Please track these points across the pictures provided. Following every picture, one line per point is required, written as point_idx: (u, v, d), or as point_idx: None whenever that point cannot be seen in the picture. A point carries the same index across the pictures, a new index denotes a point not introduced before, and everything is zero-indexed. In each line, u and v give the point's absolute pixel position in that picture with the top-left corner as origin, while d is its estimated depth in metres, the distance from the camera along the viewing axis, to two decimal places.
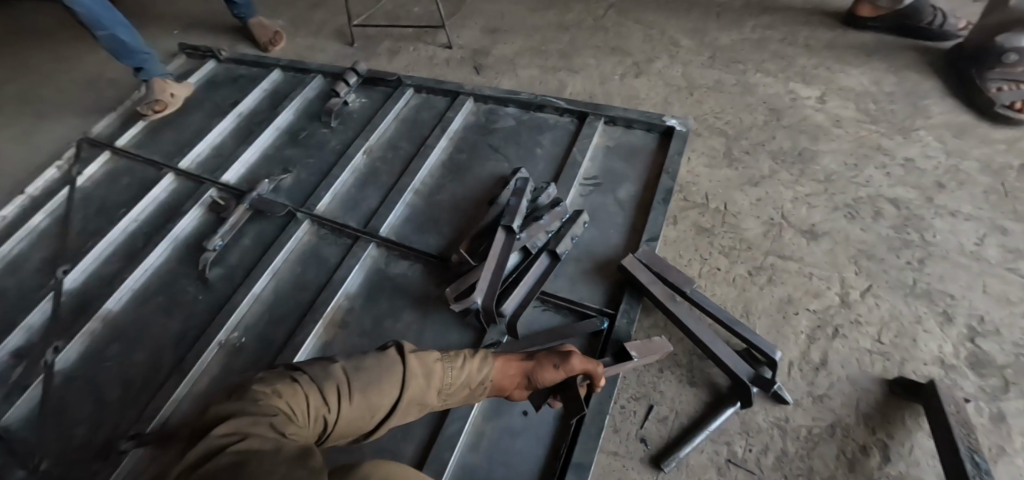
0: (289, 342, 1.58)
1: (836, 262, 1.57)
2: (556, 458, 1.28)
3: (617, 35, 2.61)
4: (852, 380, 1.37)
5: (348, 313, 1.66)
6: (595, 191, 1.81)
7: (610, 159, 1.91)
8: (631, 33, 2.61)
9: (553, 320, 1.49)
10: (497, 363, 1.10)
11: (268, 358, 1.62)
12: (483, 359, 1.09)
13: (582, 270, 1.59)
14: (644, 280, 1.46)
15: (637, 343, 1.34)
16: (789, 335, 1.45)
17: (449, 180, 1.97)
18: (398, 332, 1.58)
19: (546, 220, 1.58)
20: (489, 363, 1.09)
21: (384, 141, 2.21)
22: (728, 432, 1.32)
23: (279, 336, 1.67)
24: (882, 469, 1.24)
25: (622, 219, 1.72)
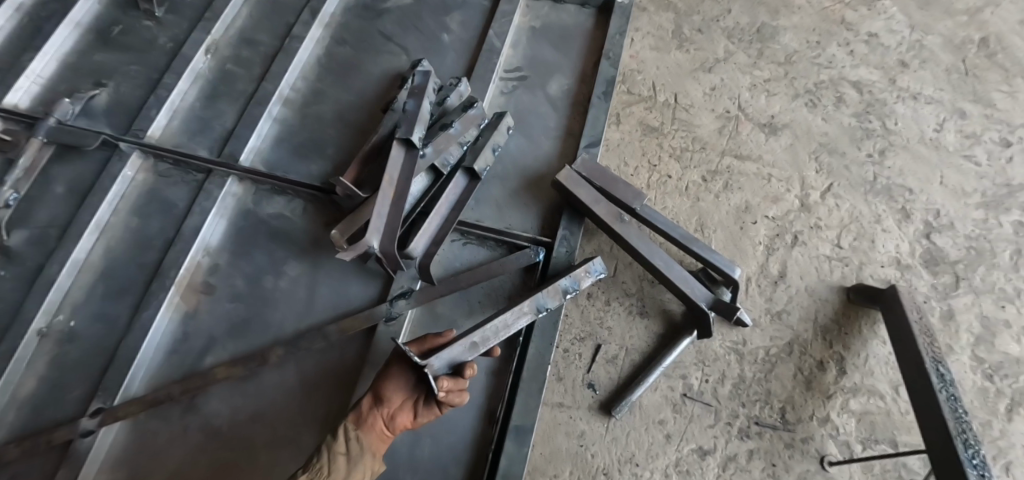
0: (134, 321, 1.17)
1: (796, 159, 1.38)
2: (493, 421, 1.09)
3: None
4: (810, 291, 1.25)
5: (213, 273, 1.26)
6: (521, 87, 1.44)
7: (536, 44, 1.52)
8: None
9: (478, 256, 1.21)
10: (346, 419, 0.91)
11: (112, 343, 1.21)
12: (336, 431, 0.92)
13: (510, 191, 1.28)
14: (586, 198, 1.17)
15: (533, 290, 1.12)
16: (747, 247, 1.27)
17: (330, 83, 1.50)
18: (282, 292, 1.23)
19: (458, 127, 1.20)
20: (342, 424, 0.90)
21: (234, 32, 1.63)
22: (684, 364, 1.18)
23: (123, 312, 1.25)
24: (838, 383, 1.17)
25: (555, 122, 1.39)
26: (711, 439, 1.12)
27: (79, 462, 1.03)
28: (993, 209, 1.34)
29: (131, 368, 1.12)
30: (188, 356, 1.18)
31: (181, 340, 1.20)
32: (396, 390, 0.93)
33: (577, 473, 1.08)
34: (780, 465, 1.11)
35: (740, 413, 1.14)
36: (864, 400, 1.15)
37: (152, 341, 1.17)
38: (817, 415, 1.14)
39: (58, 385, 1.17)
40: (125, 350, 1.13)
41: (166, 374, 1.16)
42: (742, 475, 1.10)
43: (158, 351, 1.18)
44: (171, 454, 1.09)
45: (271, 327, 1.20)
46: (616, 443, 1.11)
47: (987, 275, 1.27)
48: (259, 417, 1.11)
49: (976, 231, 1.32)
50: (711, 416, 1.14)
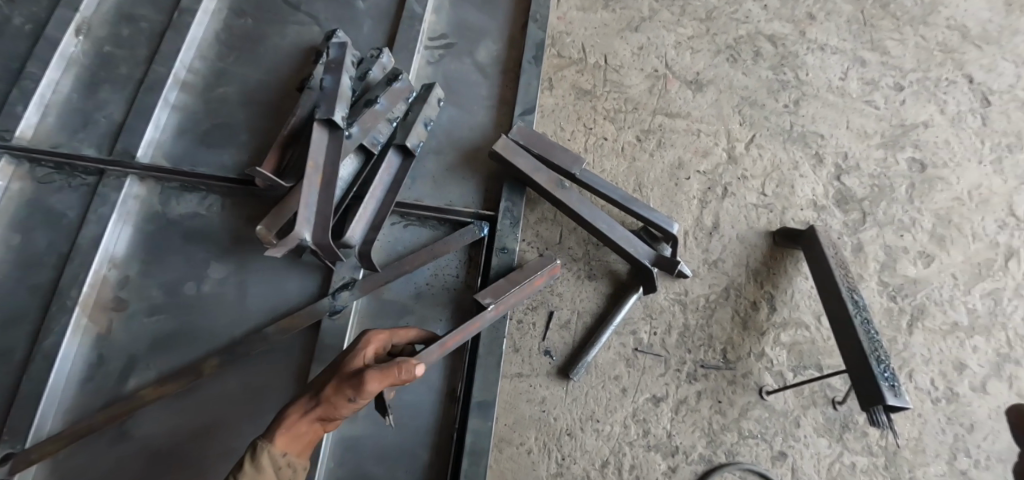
0: (35, 350, 1.04)
1: (722, 113, 1.44)
2: (454, 399, 1.09)
3: None
4: (742, 239, 1.33)
5: (123, 287, 1.13)
6: (447, 55, 1.37)
7: (459, 8, 1.44)
8: None
9: (420, 237, 1.17)
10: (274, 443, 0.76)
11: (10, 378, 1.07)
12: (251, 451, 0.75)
13: (448, 166, 1.24)
14: (525, 167, 1.16)
15: (497, 284, 1.07)
16: (682, 202, 1.32)
17: (233, 61, 1.35)
18: (209, 298, 1.13)
19: (383, 103, 1.13)
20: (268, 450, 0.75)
21: (109, 7, 1.41)
22: (633, 320, 1.22)
23: (17, 342, 1.09)
24: (770, 320, 1.26)
25: (487, 90, 1.34)
26: (663, 386, 1.19)
27: None
28: (891, 148, 1.48)
29: (40, 405, 1.00)
30: (107, 381, 1.06)
31: (96, 364, 1.07)
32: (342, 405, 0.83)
33: (542, 436, 1.12)
34: (725, 401, 1.19)
35: (687, 359, 1.21)
36: (793, 332, 1.26)
37: (61, 371, 1.04)
38: (754, 351, 1.24)
39: None
40: (28, 385, 1.01)
41: (85, 405, 1.04)
42: (693, 415, 1.18)
43: (71, 380, 1.05)
44: None
45: (201, 337, 1.10)
46: (576, 403, 1.15)
47: (888, 208, 1.41)
48: (202, 434, 1.04)
49: (878, 170, 1.45)
50: (662, 365, 1.20)
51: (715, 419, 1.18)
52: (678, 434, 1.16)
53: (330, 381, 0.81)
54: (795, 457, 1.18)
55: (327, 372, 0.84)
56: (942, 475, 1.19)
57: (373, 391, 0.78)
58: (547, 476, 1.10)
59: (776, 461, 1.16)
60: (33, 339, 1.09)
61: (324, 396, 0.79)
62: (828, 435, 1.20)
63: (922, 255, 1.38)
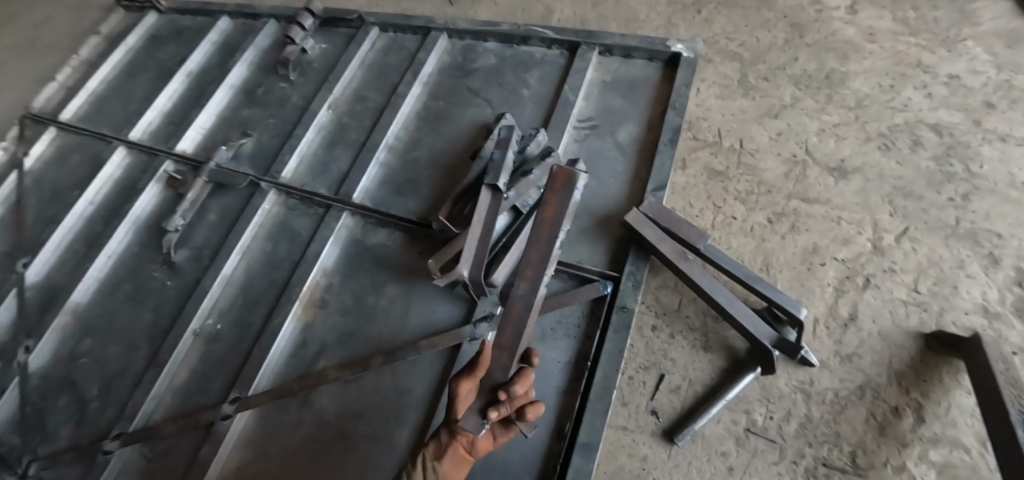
0: (268, 326, 1.47)
1: (868, 202, 1.39)
2: (561, 437, 1.18)
3: None
4: (884, 336, 1.24)
5: (328, 291, 1.52)
6: (592, 135, 1.59)
7: (606, 96, 1.68)
8: None
9: (550, 287, 1.34)
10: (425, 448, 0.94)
11: (248, 345, 1.51)
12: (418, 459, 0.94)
13: (581, 229, 1.42)
14: (652, 237, 1.28)
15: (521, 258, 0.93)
16: (813, 288, 1.30)
17: (425, 132, 1.76)
18: (381, 310, 1.45)
19: (537, 174, 1.37)
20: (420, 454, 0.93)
21: (350, 92, 2.00)
22: (748, 399, 1.22)
23: (258, 319, 1.54)
24: (916, 431, 1.14)
25: (623, 166, 1.52)
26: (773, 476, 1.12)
27: (222, 437, 1.34)
28: None
29: (263, 364, 1.41)
30: (304, 361, 1.43)
31: (300, 346, 1.46)
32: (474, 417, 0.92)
33: None
34: None
35: (806, 453, 1.15)
36: (947, 451, 1.11)
37: (280, 344, 1.46)
38: (892, 462, 1.11)
39: (204, 375, 1.51)
40: (260, 350, 1.43)
41: (287, 371, 1.43)
42: None
43: (282, 353, 1.45)
44: (290, 440, 1.33)
45: (371, 338, 1.41)
46: (678, 470, 1.14)
47: None
48: (359, 414, 1.32)
49: None
50: (776, 453, 1.15)
51: None
52: None
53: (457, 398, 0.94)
54: None
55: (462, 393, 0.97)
56: None
57: None
58: None
59: None
60: (266, 318, 1.53)
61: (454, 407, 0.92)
62: None
63: None
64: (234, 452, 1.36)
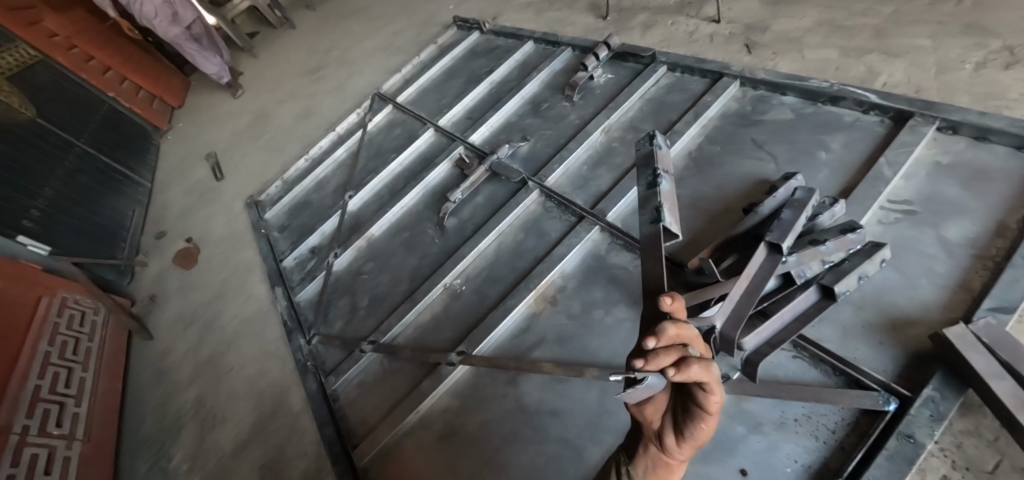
0: (502, 302, 1.65)
1: None
2: None
3: (975, 6, 1.91)
4: None
5: (561, 291, 1.62)
6: (906, 220, 1.33)
7: (938, 179, 1.38)
8: (1003, 5, 1.87)
9: (807, 375, 1.16)
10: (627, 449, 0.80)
11: (481, 313, 1.73)
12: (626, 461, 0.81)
13: (865, 323, 1.19)
14: (981, 367, 1.00)
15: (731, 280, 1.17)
16: None
17: (693, 172, 1.73)
18: (606, 327, 1.47)
19: (831, 246, 1.18)
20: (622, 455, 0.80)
21: (625, 119, 2.11)
22: None
23: (495, 294, 1.76)
24: None
25: (945, 268, 1.22)
26: None
27: (442, 378, 1.57)
28: None
29: (491, 333, 1.59)
30: (523, 344, 1.56)
31: (524, 329, 1.59)
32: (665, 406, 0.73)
33: None
34: None
35: None
36: None
37: (508, 323, 1.61)
38: None
39: (441, 323, 1.78)
40: (491, 320, 1.62)
41: (506, 347, 1.58)
42: None
43: (508, 330, 1.61)
44: (492, 408, 1.47)
45: (590, 350, 1.45)
46: None
47: None
48: (557, 414, 1.37)
49: None
50: None
51: None
52: None
53: None
54: None
55: None
56: None
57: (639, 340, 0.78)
58: None
59: None
60: (503, 295, 1.74)
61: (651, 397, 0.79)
62: None
63: None
64: (446, 395, 1.57)
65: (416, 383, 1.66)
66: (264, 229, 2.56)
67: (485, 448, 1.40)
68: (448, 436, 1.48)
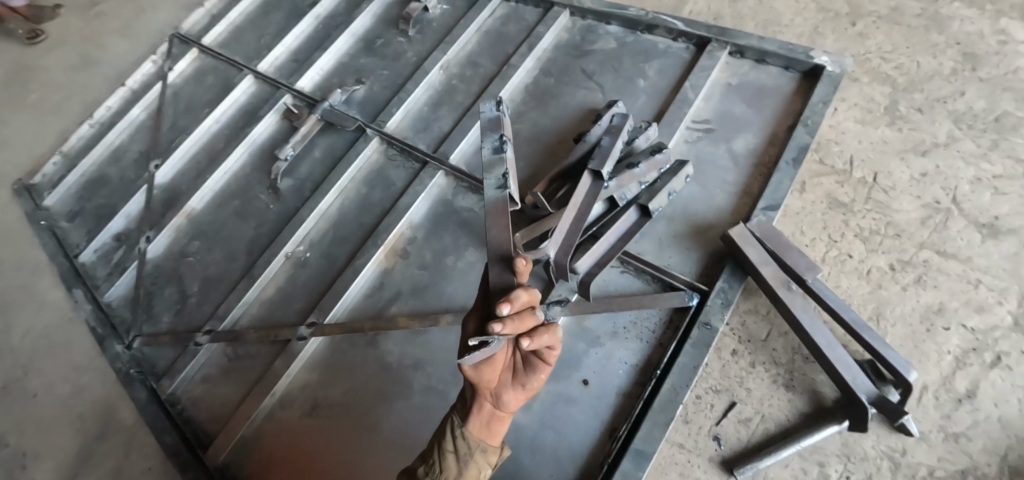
0: (351, 263, 1.55)
1: (1018, 270, 1.21)
2: (613, 438, 1.15)
3: None
4: (1009, 426, 1.08)
5: (410, 243, 1.57)
6: (705, 138, 1.50)
7: (728, 100, 1.57)
8: None
9: (632, 286, 1.29)
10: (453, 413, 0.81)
11: (331, 277, 1.62)
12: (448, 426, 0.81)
13: (676, 233, 1.35)
14: (755, 258, 1.20)
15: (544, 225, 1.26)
16: (929, 352, 1.16)
17: (530, 107, 1.73)
18: (458, 271, 1.48)
19: (644, 168, 1.29)
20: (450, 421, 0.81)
21: (463, 55, 2.01)
22: (824, 451, 1.12)
23: (344, 254, 1.65)
24: None
25: (733, 177, 1.42)
26: None
27: (294, 356, 1.46)
28: None
29: (342, 298, 1.50)
30: (377, 302, 1.50)
31: (376, 287, 1.53)
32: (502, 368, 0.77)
33: None
34: None
35: None
36: None
37: (358, 284, 1.53)
38: None
39: (287, 295, 1.63)
40: (341, 284, 1.52)
41: (360, 309, 1.51)
42: None
43: (360, 291, 1.53)
44: (353, 373, 1.42)
45: (444, 296, 1.45)
46: None
47: None
48: (419, 366, 1.37)
49: None
50: None
51: None
52: None
53: None
54: None
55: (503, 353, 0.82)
56: None
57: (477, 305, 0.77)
58: None
59: None
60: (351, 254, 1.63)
61: None
62: None
63: None
64: (302, 372, 1.47)
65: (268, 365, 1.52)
66: (46, 220, 2.03)
67: (350, 415, 1.36)
68: (310, 412, 1.40)
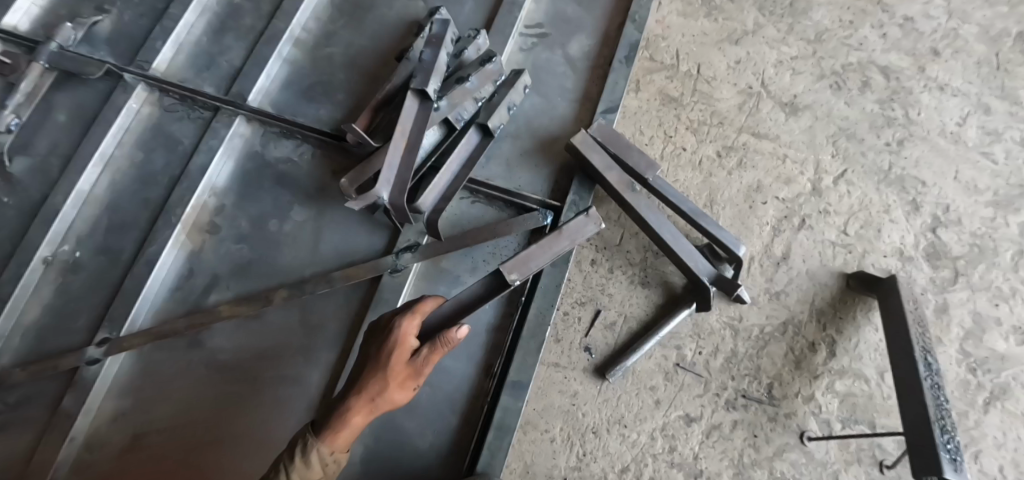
0: (140, 254, 1.19)
1: (814, 141, 1.36)
2: (489, 375, 1.14)
3: None
4: (813, 278, 1.26)
5: (218, 214, 1.26)
6: (540, 44, 1.39)
7: None
8: None
9: (485, 215, 1.21)
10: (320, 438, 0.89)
11: (119, 277, 1.22)
12: (305, 449, 0.89)
13: (523, 151, 1.27)
14: (599, 165, 1.17)
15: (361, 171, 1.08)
16: (753, 228, 1.28)
17: (339, 23, 1.43)
18: (289, 236, 1.24)
19: (474, 82, 1.15)
20: (315, 450, 0.88)
21: None
22: (680, 335, 1.21)
23: (131, 242, 1.24)
24: (825, 364, 1.21)
25: (572, 84, 1.35)
26: (696, 406, 1.17)
27: (86, 388, 1.09)
28: (1003, 207, 1.33)
29: (137, 300, 1.15)
30: (191, 294, 1.20)
31: (186, 276, 1.21)
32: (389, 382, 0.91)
33: (567, 427, 1.14)
34: (761, 437, 1.17)
35: (728, 386, 1.19)
36: (847, 382, 1.20)
37: (157, 278, 1.18)
38: (802, 394, 1.19)
39: (61, 315, 1.19)
40: (131, 284, 1.16)
41: (169, 309, 1.19)
42: (725, 443, 1.16)
43: (163, 286, 1.20)
44: (179, 385, 1.14)
45: (277, 270, 1.21)
46: (607, 405, 1.16)
47: (985, 273, 1.28)
48: (263, 355, 1.16)
49: (983, 229, 1.31)
50: (701, 386, 1.19)
51: (746, 452, 1.16)
52: (705, 458, 1.15)
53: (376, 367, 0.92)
54: None
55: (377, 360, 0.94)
56: None
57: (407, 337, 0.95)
58: (565, 467, 1.12)
59: None
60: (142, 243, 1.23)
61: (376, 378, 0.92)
62: None
63: (1016, 331, 1.25)
64: (106, 402, 1.12)
65: (53, 408, 1.12)
66: None
67: (188, 434, 1.11)
68: (131, 446, 1.10)
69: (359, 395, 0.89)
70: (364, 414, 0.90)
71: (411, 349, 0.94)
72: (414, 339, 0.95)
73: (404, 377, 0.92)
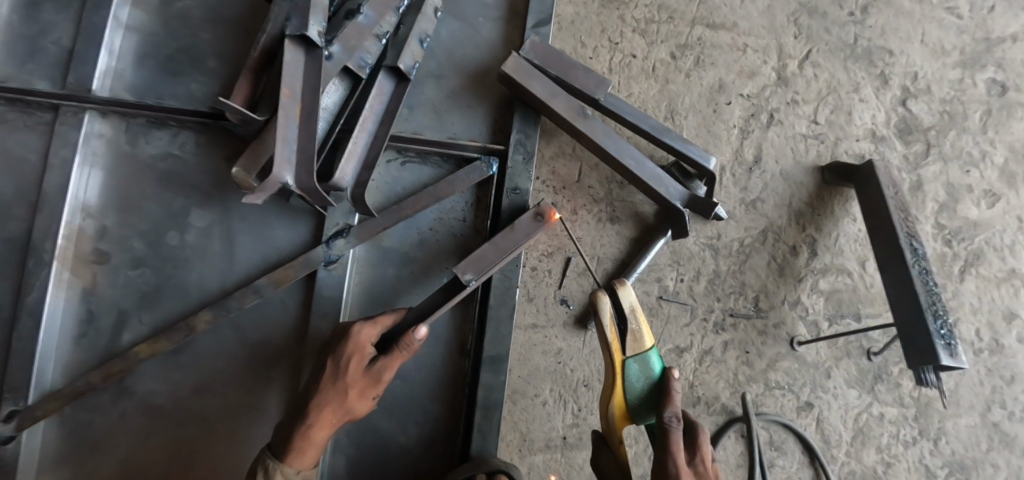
0: (18, 307, 0.95)
1: (774, 24, 1.21)
2: (464, 352, 1.04)
3: None
4: (788, 178, 1.17)
5: (102, 238, 1.02)
6: None
7: None
8: None
9: (422, 176, 1.05)
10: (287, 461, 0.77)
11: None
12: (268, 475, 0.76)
13: (450, 92, 1.07)
14: (540, 92, 1.00)
15: (255, 154, 0.90)
16: (721, 134, 1.16)
17: None
18: (195, 249, 1.04)
19: (369, 14, 0.92)
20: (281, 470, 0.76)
21: None
22: (659, 266, 1.12)
23: None
24: (808, 266, 1.16)
25: None
26: (687, 337, 1.11)
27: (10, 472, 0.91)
28: (970, 66, 1.24)
29: (35, 361, 0.94)
30: (100, 339, 1.00)
31: (87, 321, 1.00)
32: (355, 395, 0.81)
33: (558, 387, 1.06)
34: (753, 353, 1.13)
35: (714, 309, 1.13)
36: (831, 281, 1.16)
37: (50, 329, 0.97)
38: (789, 300, 1.15)
39: None
40: (18, 346, 0.94)
41: (80, 362, 0.99)
42: (719, 366, 1.12)
43: (62, 336, 0.99)
44: (114, 443, 0.97)
45: (193, 288, 1.03)
46: (594, 354, 1.08)
47: (956, 140, 1.22)
48: (206, 387, 1.00)
49: (951, 92, 1.23)
50: (688, 315, 1.12)
51: (741, 370, 1.12)
52: (701, 385, 1.10)
53: (337, 380, 0.81)
54: (821, 410, 1.14)
55: (330, 371, 0.81)
56: (971, 427, 1.16)
57: (364, 341, 0.83)
58: (563, 427, 1.06)
59: (801, 413, 1.13)
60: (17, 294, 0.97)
61: (337, 391, 0.80)
62: (859, 387, 1.15)
63: (986, 193, 1.22)
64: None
65: None
66: None
67: None
68: None
69: (318, 410, 0.78)
70: (328, 427, 0.79)
71: (368, 356, 0.83)
72: (371, 346, 0.84)
73: (364, 385, 0.81)
